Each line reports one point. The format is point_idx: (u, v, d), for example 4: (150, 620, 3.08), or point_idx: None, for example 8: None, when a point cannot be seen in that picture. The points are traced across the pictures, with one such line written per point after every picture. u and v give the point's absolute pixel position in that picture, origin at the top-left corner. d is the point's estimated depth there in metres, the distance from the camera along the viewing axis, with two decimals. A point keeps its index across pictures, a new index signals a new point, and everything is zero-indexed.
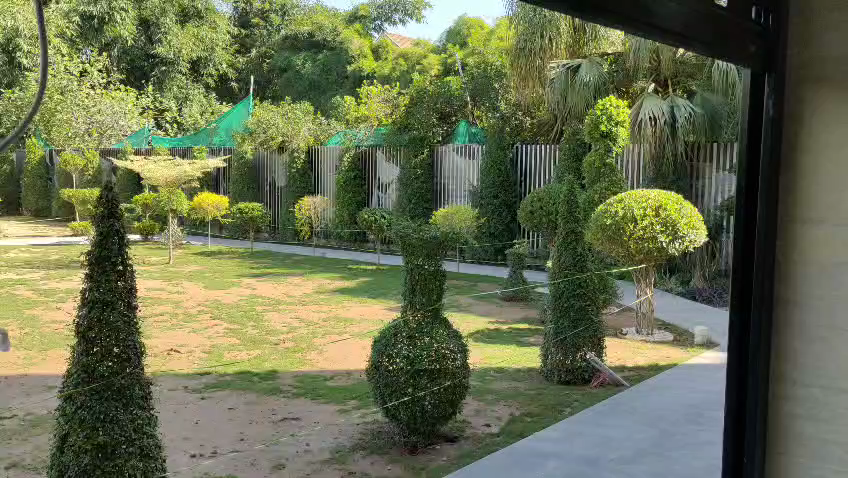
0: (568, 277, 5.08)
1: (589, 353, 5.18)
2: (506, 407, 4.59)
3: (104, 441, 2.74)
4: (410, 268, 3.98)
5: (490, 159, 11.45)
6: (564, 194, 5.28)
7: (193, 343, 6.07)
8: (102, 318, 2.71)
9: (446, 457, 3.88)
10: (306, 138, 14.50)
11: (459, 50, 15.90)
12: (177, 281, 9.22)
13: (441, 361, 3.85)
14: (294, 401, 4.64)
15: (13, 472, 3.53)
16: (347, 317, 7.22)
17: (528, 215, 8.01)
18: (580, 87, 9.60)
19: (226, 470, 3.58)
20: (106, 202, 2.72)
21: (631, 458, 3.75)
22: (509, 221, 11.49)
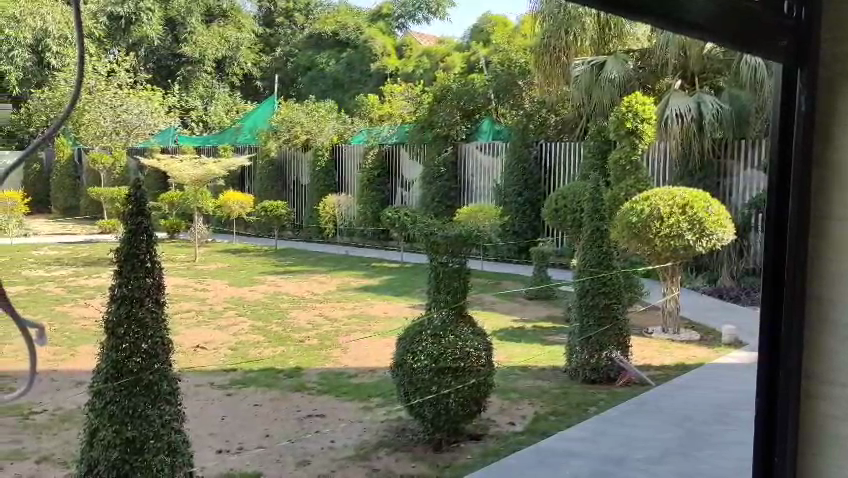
0: (593, 276, 5.05)
1: (615, 352, 5.12)
2: (530, 405, 4.57)
3: (133, 436, 2.78)
4: (433, 266, 3.98)
5: (513, 156, 11.48)
6: (590, 192, 5.24)
7: (218, 340, 6.12)
8: (131, 315, 2.73)
9: (470, 454, 3.87)
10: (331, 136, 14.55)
11: (483, 48, 15.88)
12: (203, 278, 9.32)
13: (465, 359, 3.85)
14: (318, 398, 4.66)
15: (43, 466, 3.59)
16: (370, 314, 7.24)
17: (552, 214, 7.97)
18: (606, 84, 9.62)
19: (251, 466, 3.60)
20: (134, 201, 2.76)
21: (657, 458, 3.71)
22: (532, 220, 11.73)
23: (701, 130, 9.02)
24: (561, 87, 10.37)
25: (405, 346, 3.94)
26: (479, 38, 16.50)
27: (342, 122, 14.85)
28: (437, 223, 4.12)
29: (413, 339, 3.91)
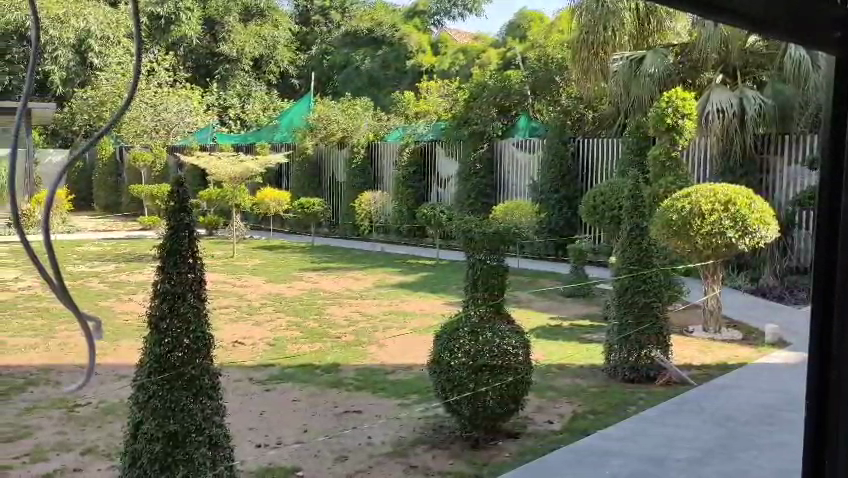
0: (633, 273, 5.01)
1: (655, 351, 5.02)
2: (568, 404, 4.53)
3: (175, 429, 2.80)
4: (472, 263, 3.97)
5: (550, 153, 11.28)
6: (629, 189, 5.19)
7: (257, 336, 6.21)
8: (174, 309, 2.78)
9: (507, 452, 3.83)
10: (366, 134, 14.48)
11: (519, 44, 15.80)
12: (241, 274, 9.45)
13: (503, 357, 3.84)
14: (356, 394, 4.68)
15: (88, 458, 3.64)
16: (406, 311, 7.24)
17: (591, 211, 7.89)
18: (645, 80, 9.41)
19: (289, 461, 3.63)
20: (177, 197, 2.79)
21: (697, 459, 3.65)
22: (571, 217, 11.29)
23: (743, 125, 8.82)
24: (598, 83, 10.30)
25: (443, 343, 3.94)
26: (514, 34, 16.47)
27: (377, 119, 14.94)
28: (475, 221, 4.11)
29: (451, 337, 3.90)
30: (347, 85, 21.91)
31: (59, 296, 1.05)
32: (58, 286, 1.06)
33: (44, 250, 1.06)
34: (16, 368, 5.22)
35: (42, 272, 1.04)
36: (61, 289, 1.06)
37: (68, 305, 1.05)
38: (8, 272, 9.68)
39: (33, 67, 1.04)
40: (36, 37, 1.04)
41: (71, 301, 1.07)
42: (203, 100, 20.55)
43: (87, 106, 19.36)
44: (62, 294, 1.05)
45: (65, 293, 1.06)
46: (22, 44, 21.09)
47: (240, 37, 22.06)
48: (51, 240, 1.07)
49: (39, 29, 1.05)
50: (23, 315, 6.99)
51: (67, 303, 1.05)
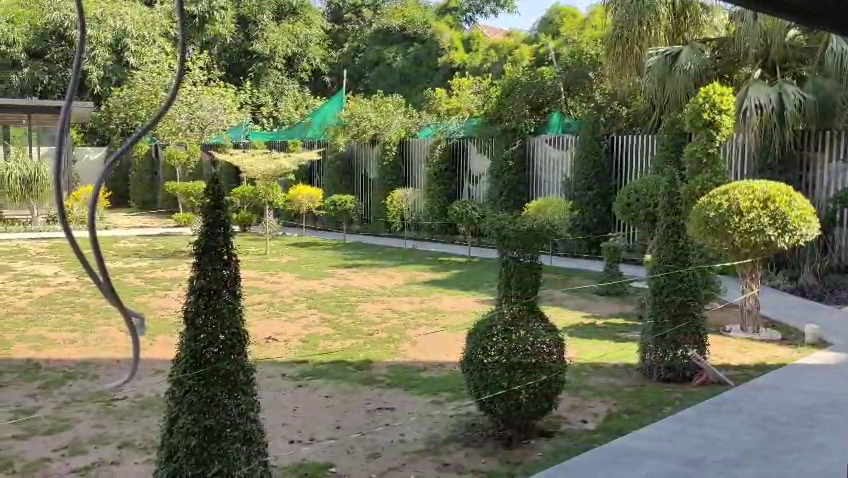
0: (669, 272, 4.94)
1: (691, 351, 4.94)
2: (603, 403, 4.48)
3: (210, 424, 2.80)
4: (505, 262, 3.94)
5: (583, 150, 11.21)
6: (666, 186, 5.12)
7: (290, 332, 6.25)
8: (209, 305, 2.79)
9: (540, 451, 3.78)
10: (397, 130, 14.51)
11: (551, 39, 15.69)
12: (274, 271, 9.51)
13: (537, 355, 3.81)
14: (387, 392, 4.68)
15: (125, 451, 3.68)
16: (438, 308, 7.23)
17: (625, 208, 7.78)
18: (681, 75, 9.22)
19: (322, 457, 3.65)
20: (213, 193, 2.81)
21: (736, 461, 3.59)
22: (605, 215, 11.19)
23: (782, 121, 8.60)
24: (633, 79, 10.17)
25: (475, 341, 3.93)
26: (547, 29, 16.36)
27: (408, 117, 14.92)
28: (509, 219, 4.09)
29: (484, 336, 3.89)
30: (379, 82, 22.00)
31: (105, 293, 1.08)
32: (103, 281, 1.08)
33: (90, 246, 1.08)
34: (55, 361, 5.32)
35: (87, 270, 1.06)
36: (107, 285, 1.08)
37: (113, 300, 1.07)
38: (49, 268, 9.86)
39: (79, 68, 1.05)
40: (80, 38, 1.05)
41: (115, 296, 1.09)
42: (236, 98, 20.77)
43: (124, 104, 19.70)
44: (108, 289, 1.07)
45: (110, 288, 1.08)
46: (62, 44, 21.58)
47: (273, 35, 22.68)
48: (97, 236, 1.08)
49: (84, 29, 1.06)
50: (61, 310, 7.13)
51: (112, 298, 1.07)
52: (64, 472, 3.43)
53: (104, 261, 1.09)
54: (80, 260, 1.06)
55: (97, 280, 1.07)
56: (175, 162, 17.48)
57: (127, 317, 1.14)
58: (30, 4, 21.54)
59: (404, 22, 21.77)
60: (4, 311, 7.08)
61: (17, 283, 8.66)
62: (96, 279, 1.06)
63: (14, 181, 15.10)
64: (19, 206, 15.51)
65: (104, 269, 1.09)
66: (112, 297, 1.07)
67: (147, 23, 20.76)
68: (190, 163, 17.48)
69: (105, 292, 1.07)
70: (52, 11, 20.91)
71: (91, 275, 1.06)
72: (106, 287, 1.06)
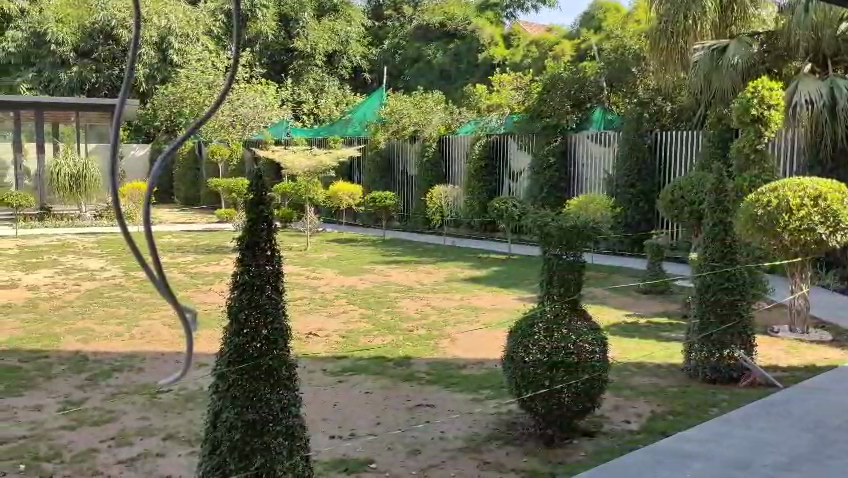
0: (715, 271, 4.86)
1: (738, 351, 4.83)
2: (647, 403, 4.40)
3: (254, 418, 2.82)
4: (547, 259, 3.92)
5: (625, 146, 11.05)
6: (713, 182, 5.02)
7: (332, 327, 6.32)
8: (252, 300, 2.82)
9: (583, 452, 3.73)
10: (437, 128, 14.48)
11: (594, 34, 15.49)
12: (315, 267, 9.58)
13: (580, 354, 3.76)
14: (428, 388, 4.67)
15: (169, 443, 3.73)
16: (478, 305, 7.22)
17: (669, 204, 7.64)
18: (727, 70, 9.06)
19: (363, 453, 3.66)
20: (256, 190, 2.81)
21: (786, 465, 3.49)
22: (648, 212, 11.03)
23: (835, 117, 8.35)
24: (678, 73, 10.02)
25: (517, 339, 3.91)
26: (590, 24, 16.14)
27: (449, 113, 14.93)
28: (552, 215, 4.06)
29: (525, 333, 3.87)
30: (418, 79, 22.11)
31: (158, 288, 1.11)
32: (158, 275, 1.11)
33: (145, 242, 1.10)
34: (102, 354, 5.43)
35: (144, 268, 1.10)
36: (161, 281, 1.11)
37: (167, 295, 1.10)
38: (95, 262, 10.07)
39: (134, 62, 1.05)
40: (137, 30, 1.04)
41: (170, 291, 1.12)
42: (277, 95, 21.04)
43: (168, 102, 20.05)
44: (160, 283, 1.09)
45: (163, 283, 1.11)
46: (109, 43, 22.05)
47: (314, 33, 22.90)
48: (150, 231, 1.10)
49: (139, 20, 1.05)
50: (108, 303, 7.29)
51: (166, 292, 1.10)
52: (111, 463, 3.49)
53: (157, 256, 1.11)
54: (138, 258, 1.09)
55: (153, 275, 1.10)
56: (218, 158, 17.75)
57: (181, 312, 1.17)
58: (78, 4, 22.07)
59: (444, 18, 21.95)
60: (53, 304, 7.26)
61: (66, 277, 8.87)
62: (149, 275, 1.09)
63: (62, 177, 15.45)
64: (67, 202, 15.89)
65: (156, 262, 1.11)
66: (166, 293, 1.10)
67: (191, 22, 21.18)
68: (232, 159, 17.72)
69: (159, 287, 1.10)
70: (99, 10, 21.41)
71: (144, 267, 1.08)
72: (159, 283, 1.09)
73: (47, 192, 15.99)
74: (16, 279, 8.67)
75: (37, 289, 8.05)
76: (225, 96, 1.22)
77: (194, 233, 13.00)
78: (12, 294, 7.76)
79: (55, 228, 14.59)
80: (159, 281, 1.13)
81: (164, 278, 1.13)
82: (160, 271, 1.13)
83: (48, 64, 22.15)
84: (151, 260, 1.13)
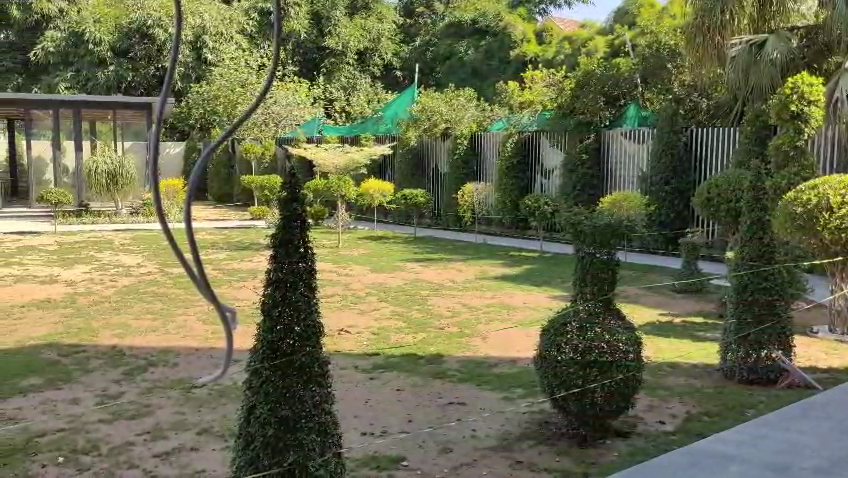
0: (753, 271, 4.77)
1: (777, 352, 4.73)
2: (681, 404, 4.34)
3: (286, 415, 2.83)
4: (581, 258, 3.89)
5: (660, 144, 10.90)
6: (751, 178, 4.91)
7: (363, 324, 6.35)
8: (286, 297, 2.82)
9: (616, 452, 3.68)
10: (469, 125, 14.46)
11: (628, 30, 15.36)
12: (346, 264, 9.63)
13: (613, 354, 3.72)
14: (459, 387, 4.66)
15: (204, 438, 3.76)
16: (510, 303, 7.18)
17: (704, 202, 7.53)
18: (766, 65, 8.90)
19: (394, 450, 3.66)
20: (290, 187, 2.80)
21: (826, 469, 3.42)
22: (683, 209, 10.86)
23: None
24: (715, 69, 9.85)
25: (549, 338, 3.88)
26: (624, 20, 16.02)
27: (481, 110, 14.92)
28: (586, 212, 4.02)
29: (558, 331, 3.84)
30: (450, 77, 22.14)
31: (199, 285, 1.24)
32: (200, 275, 1.25)
33: (185, 243, 1.22)
34: (138, 349, 5.51)
35: (185, 267, 1.23)
36: (202, 281, 1.25)
37: (206, 293, 1.23)
38: (131, 258, 10.23)
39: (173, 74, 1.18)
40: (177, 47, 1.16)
41: (210, 291, 1.25)
42: (310, 94, 21.17)
43: (203, 101, 20.34)
44: (201, 284, 1.23)
45: (204, 280, 1.24)
46: (144, 43, 22.34)
47: (345, 31, 23.03)
48: (191, 230, 1.23)
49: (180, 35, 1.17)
50: (144, 298, 7.40)
51: (205, 291, 1.23)
52: (147, 457, 3.53)
53: (197, 256, 1.24)
54: (177, 257, 1.23)
55: (193, 273, 1.24)
56: (251, 156, 17.90)
57: (221, 310, 1.30)
58: (115, 4, 22.42)
59: (476, 15, 21.93)
60: (90, 299, 7.39)
61: (103, 273, 9.03)
62: (191, 274, 1.22)
63: (100, 175, 15.79)
64: (105, 198, 16.21)
65: (197, 261, 1.24)
66: (205, 290, 1.23)
67: (225, 21, 21.46)
68: (265, 156, 17.87)
69: (199, 286, 1.23)
70: (136, 10, 21.75)
71: (185, 267, 1.21)
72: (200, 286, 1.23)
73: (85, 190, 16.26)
74: (55, 275, 8.84)
75: (75, 285, 8.20)
76: (259, 101, 1.35)
77: (228, 231, 13.12)
78: (52, 289, 7.92)
79: (93, 224, 14.87)
80: (200, 278, 1.26)
81: (205, 274, 1.26)
82: (201, 269, 1.26)
83: (85, 63, 22.53)
84: (194, 258, 1.26)
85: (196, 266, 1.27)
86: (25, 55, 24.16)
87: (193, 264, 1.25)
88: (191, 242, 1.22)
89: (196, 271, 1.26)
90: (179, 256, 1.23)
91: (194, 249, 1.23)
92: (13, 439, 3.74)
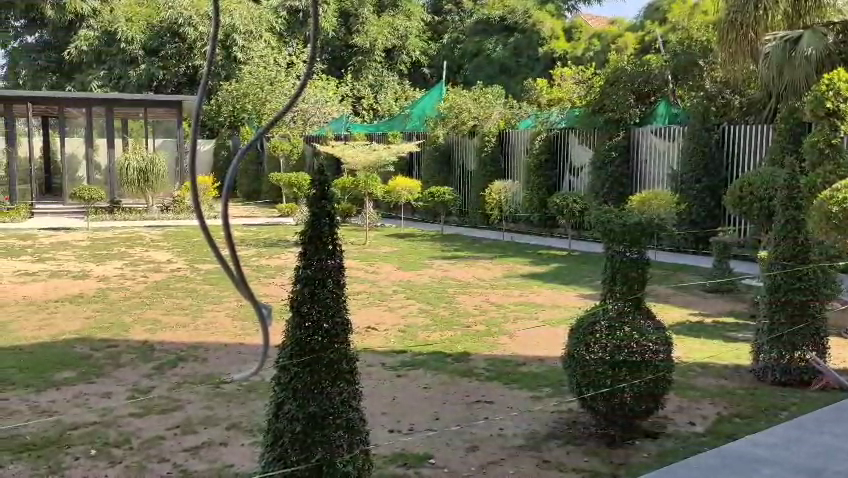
0: (786, 271, 4.67)
1: (810, 353, 4.65)
2: (712, 405, 4.28)
3: (314, 411, 2.84)
4: (610, 257, 3.85)
5: (692, 141, 10.78)
6: (785, 176, 4.81)
7: (390, 322, 6.37)
8: (314, 294, 2.83)
9: (646, 452, 3.64)
10: (497, 121, 14.41)
11: (658, 26, 15.24)
12: (373, 261, 9.66)
13: (642, 354, 3.69)
14: (486, 385, 4.65)
15: (233, 433, 3.80)
16: (538, 302, 7.14)
17: (736, 201, 7.44)
18: (802, 61, 8.74)
19: (422, 447, 3.66)
20: (318, 185, 2.81)
21: None
22: (714, 208, 10.71)
23: None
24: (747, 66, 9.70)
25: (578, 337, 3.84)
26: (654, 17, 15.85)
27: (509, 107, 14.81)
28: (616, 211, 3.99)
29: (587, 330, 3.80)
30: (478, 74, 22.09)
31: (237, 283, 1.25)
32: (238, 273, 1.26)
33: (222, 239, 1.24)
34: (168, 344, 5.58)
35: (224, 264, 1.24)
36: (239, 277, 1.26)
37: (244, 290, 1.24)
38: (163, 255, 10.36)
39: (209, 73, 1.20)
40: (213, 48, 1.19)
41: (247, 289, 1.26)
42: (338, 91, 21.29)
43: (232, 99, 20.56)
44: (238, 280, 1.24)
45: (241, 279, 1.25)
46: (175, 42, 22.64)
47: (373, 29, 23.06)
48: (228, 225, 1.24)
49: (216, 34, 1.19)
50: (174, 294, 7.48)
51: (243, 287, 1.24)
52: (177, 451, 3.57)
53: (234, 253, 1.25)
54: (215, 254, 1.24)
55: (231, 271, 1.25)
56: (279, 153, 18.00)
57: (258, 307, 1.31)
58: (146, 3, 22.69)
59: (504, 12, 21.79)
60: (122, 294, 7.49)
61: (134, 268, 9.16)
62: (228, 270, 1.23)
63: (132, 171, 16.02)
64: (136, 195, 16.44)
65: (234, 259, 1.25)
66: (243, 288, 1.24)
67: (254, 19, 21.65)
68: (293, 154, 17.99)
69: (236, 283, 1.24)
70: (168, 9, 22.06)
71: (223, 263, 1.22)
72: (238, 284, 1.24)
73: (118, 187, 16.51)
74: (88, 270, 8.98)
75: (107, 280, 8.33)
76: (292, 100, 1.36)
77: (257, 228, 13.24)
78: (85, 284, 8.05)
79: (125, 221, 15.09)
80: (237, 275, 1.27)
81: (242, 272, 1.27)
82: (239, 266, 1.26)
83: (118, 62, 22.79)
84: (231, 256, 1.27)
85: (233, 264, 1.28)
86: (59, 54, 24.55)
87: (231, 261, 1.26)
88: (228, 238, 1.24)
89: (234, 268, 1.27)
90: (216, 254, 1.24)
91: (231, 246, 1.23)
92: (46, 431, 3.80)
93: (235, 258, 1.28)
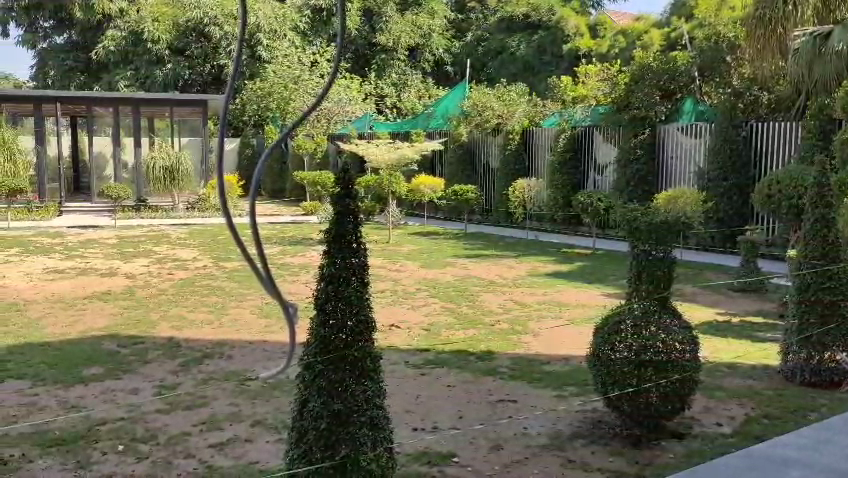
0: (816, 270, 4.61)
1: (841, 354, 4.57)
2: (739, 406, 4.23)
3: (339, 409, 2.84)
4: (637, 256, 3.82)
5: (719, 137, 10.68)
6: (815, 175, 4.73)
7: (414, 320, 6.38)
8: (338, 292, 2.83)
9: (672, 453, 3.60)
10: (521, 119, 14.35)
11: (685, 22, 15.07)
12: (397, 259, 9.66)
13: (669, 354, 3.65)
14: (511, 384, 4.63)
15: (258, 430, 3.82)
16: (563, 301, 7.08)
17: (764, 199, 7.35)
18: (832, 57, 8.42)
19: (446, 446, 3.66)
20: (343, 184, 2.81)
21: None
22: (742, 206, 10.58)
23: None
24: (776, 62, 9.57)
25: (603, 336, 3.81)
26: (681, 13, 15.67)
27: (533, 105, 14.72)
28: (642, 210, 3.96)
29: (613, 329, 3.77)
30: (502, 72, 22.00)
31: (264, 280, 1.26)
32: (265, 272, 1.27)
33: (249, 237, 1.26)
34: (194, 341, 5.63)
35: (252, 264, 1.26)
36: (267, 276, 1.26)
37: (271, 288, 1.25)
38: (188, 252, 10.46)
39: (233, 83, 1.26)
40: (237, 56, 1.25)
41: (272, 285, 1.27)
42: (361, 90, 21.37)
43: (257, 98, 20.72)
44: (266, 279, 1.25)
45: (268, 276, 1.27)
46: (201, 42, 22.90)
47: (396, 27, 23.09)
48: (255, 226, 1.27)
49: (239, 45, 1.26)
50: (200, 292, 7.55)
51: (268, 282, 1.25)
52: (203, 447, 3.60)
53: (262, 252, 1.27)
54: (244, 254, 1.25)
55: (258, 269, 1.26)
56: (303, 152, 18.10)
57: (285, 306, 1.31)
58: (172, 4, 22.95)
59: (528, 9, 21.64)
60: (148, 291, 7.58)
61: (161, 266, 9.26)
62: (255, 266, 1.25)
63: (157, 171, 16.22)
64: (162, 193, 16.63)
65: (261, 256, 1.27)
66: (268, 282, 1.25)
67: (279, 18, 21.80)
68: (317, 153, 18.07)
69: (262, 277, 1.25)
70: (193, 9, 22.28)
71: (250, 263, 1.23)
72: (266, 285, 1.24)
73: (144, 186, 16.71)
74: (116, 267, 9.09)
75: (134, 277, 8.43)
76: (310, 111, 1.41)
77: (280, 226, 13.32)
78: (112, 281, 8.15)
79: (152, 219, 15.28)
80: (264, 274, 1.28)
81: (268, 270, 1.28)
82: (266, 264, 1.28)
83: (144, 62, 23.04)
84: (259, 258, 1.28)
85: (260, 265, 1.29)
86: (87, 54, 24.88)
87: (259, 260, 1.27)
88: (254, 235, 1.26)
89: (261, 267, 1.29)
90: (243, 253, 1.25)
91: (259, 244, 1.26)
92: (74, 427, 3.85)
93: (263, 258, 1.29)
